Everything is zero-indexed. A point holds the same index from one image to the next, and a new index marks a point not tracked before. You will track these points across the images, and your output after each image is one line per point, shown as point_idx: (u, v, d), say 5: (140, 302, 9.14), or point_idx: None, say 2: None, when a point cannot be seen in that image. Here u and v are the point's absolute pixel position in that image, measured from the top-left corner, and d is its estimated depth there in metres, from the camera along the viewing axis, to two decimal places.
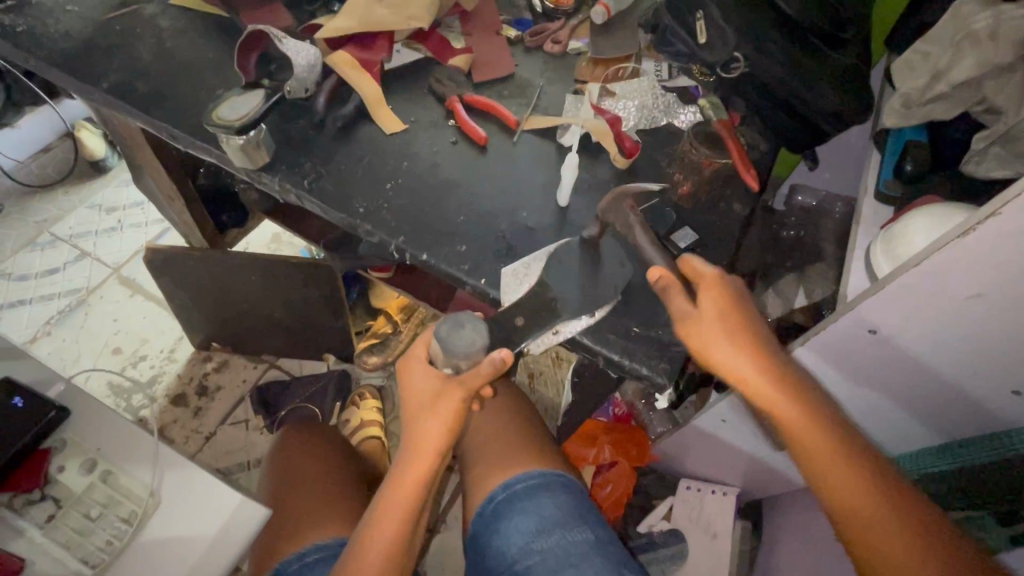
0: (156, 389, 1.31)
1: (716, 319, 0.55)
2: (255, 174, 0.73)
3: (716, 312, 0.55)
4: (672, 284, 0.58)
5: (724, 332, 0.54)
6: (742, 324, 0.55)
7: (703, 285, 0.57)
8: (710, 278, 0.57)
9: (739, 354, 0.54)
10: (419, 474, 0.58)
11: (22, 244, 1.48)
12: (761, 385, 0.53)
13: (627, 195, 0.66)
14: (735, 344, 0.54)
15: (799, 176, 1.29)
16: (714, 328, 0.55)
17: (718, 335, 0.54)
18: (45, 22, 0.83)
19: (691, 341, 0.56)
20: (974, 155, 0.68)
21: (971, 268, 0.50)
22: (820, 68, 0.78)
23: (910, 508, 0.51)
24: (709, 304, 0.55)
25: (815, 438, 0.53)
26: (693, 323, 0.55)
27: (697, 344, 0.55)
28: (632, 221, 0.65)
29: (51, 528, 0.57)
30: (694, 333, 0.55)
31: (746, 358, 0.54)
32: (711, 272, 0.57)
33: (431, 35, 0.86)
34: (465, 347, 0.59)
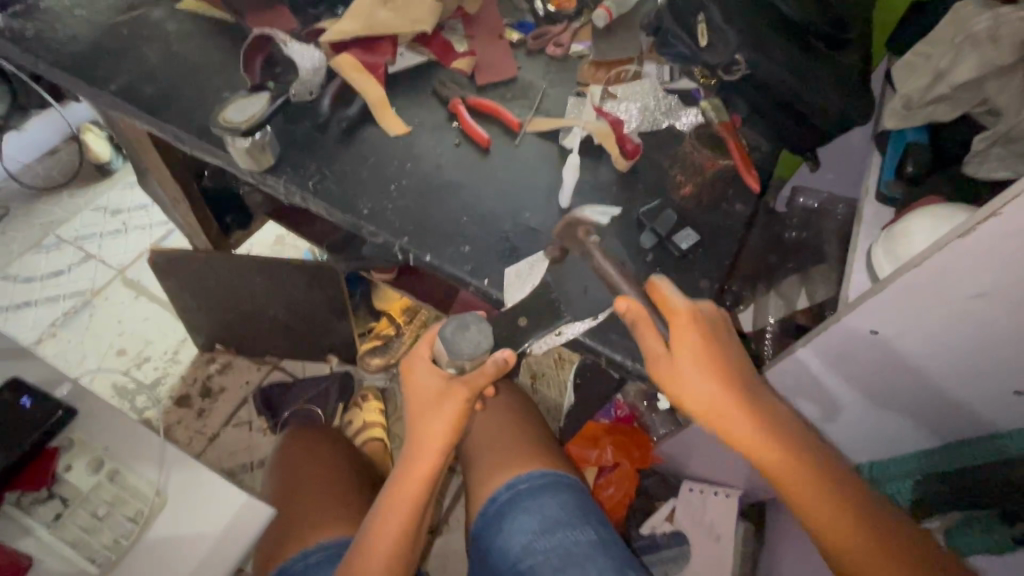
0: (160, 391, 1.32)
1: (688, 358, 0.55)
2: (260, 176, 0.73)
3: (686, 350, 0.55)
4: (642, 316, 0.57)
5: (698, 371, 0.55)
6: (715, 359, 0.55)
7: (672, 323, 0.56)
8: (681, 312, 0.56)
9: (713, 393, 0.54)
10: (423, 472, 0.59)
11: (27, 246, 1.49)
12: (739, 420, 0.54)
13: (581, 224, 0.68)
14: (709, 383, 0.54)
15: (801, 178, 1.30)
16: (686, 368, 0.55)
17: (691, 373, 0.54)
18: (53, 26, 0.84)
19: (665, 382, 0.56)
20: (976, 155, 0.69)
21: (972, 268, 0.51)
22: (822, 70, 0.79)
23: (891, 541, 0.52)
24: (680, 343, 0.55)
25: (797, 473, 0.54)
26: (664, 363, 0.55)
27: (670, 385, 0.56)
28: (589, 241, 0.66)
29: (58, 526, 0.58)
30: (668, 373, 0.55)
31: (723, 396, 0.54)
32: (682, 306, 0.56)
33: (434, 38, 0.86)
34: (470, 348, 0.59)
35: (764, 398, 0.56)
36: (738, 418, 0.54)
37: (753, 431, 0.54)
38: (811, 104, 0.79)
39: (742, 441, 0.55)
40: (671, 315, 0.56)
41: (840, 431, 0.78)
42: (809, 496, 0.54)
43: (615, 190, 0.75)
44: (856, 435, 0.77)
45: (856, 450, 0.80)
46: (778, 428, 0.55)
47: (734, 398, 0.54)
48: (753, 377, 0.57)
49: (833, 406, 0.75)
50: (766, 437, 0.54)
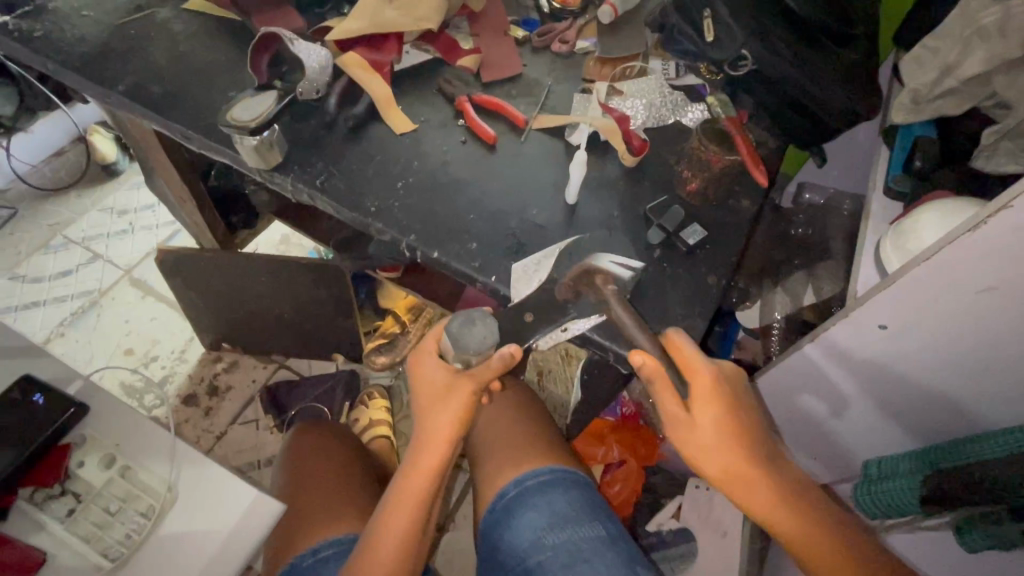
0: (167, 390, 1.33)
1: (709, 419, 0.54)
2: (267, 174, 0.74)
3: (707, 413, 0.54)
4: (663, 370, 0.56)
5: (715, 429, 0.54)
6: (734, 419, 0.54)
7: (695, 382, 0.55)
8: (702, 372, 0.55)
9: (731, 454, 0.54)
10: (431, 464, 0.59)
11: (36, 247, 1.50)
12: (752, 482, 0.54)
13: (598, 272, 0.63)
14: (727, 443, 0.54)
15: (806, 175, 1.30)
16: (705, 430, 0.54)
17: (708, 432, 0.54)
18: (61, 27, 0.85)
19: (681, 443, 0.55)
20: (985, 149, 0.68)
21: (982, 262, 0.51)
22: (829, 65, 0.78)
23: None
24: (701, 404, 0.54)
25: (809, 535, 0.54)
26: (683, 423, 0.55)
27: (687, 444, 0.55)
28: (609, 293, 0.61)
29: (70, 522, 0.58)
30: (684, 434, 0.55)
31: (741, 458, 0.54)
32: (704, 368, 0.55)
33: (440, 36, 0.87)
34: (477, 342, 0.59)
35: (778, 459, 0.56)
36: (753, 478, 0.54)
37: (773, 497, 0.54)
38: (818, 100, 0.78)
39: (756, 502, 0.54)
40: (693, 373, 0.56)
41: (849, 427, 0.78)
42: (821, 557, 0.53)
43: (621, 186, 0.74)
44: (865, 431, 0.77)
45: (864, 445, 0.79)
46: (791, 490, 0.55)
47: (752, 458, 0.54)
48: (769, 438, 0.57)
49: (841, 401, 0.75)
50: (782, 499, 0.54)
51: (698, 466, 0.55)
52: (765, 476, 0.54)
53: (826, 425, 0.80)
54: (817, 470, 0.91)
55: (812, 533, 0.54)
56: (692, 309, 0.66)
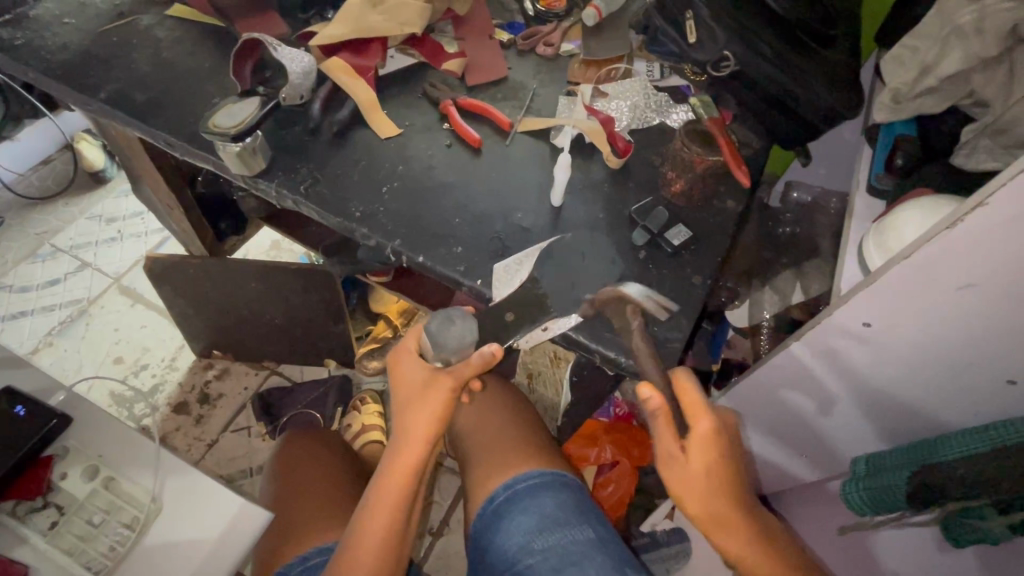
0: (158, 398, 1.32)
1: (701, 465, 0.54)
2: (251, 180, 0.73)
3: (701, 459, 0.54)
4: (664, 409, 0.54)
5: (705, 473, 0.53)
6: (722, 468, 0.54)
7: (694, 427, 0.54)
8: (704, 418, 0.55)
9: (714, 502, 0.53)
10: (410, 463, 0.58)
11: (23, 256, 1.49)
12: (727, 530, 0.54)
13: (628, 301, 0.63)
14: (713, 491, 0.54)
15: (792, 173, 1.30)
16: (697, 474, 0.53)
17: (696, 476, 0.53)
18: (42, 35, 0.84)
19: (670, 479, 0.55)
20: (964, 146, 0.69)
21: (962, 259, 0.51)
22: (811, 65, 0.79)
23: None
24: (698, 448, 0.54)
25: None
26: (675, 462, 0.54)
27: (675, 484, 0.54)
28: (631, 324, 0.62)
29: (54, 535, 0.57)
30: (673, 473, 0.54)
31: (725, 508, 0.54)
32: (705, 415, 0.55)
33: (425, 41, 0.87)
34: (456, 339, 0.60)
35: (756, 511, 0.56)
36: (732, 527, 0.54)
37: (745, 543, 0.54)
38: (801, 100, 0.79)
39: (731, 550, 0.54)
40: (694, 415, 0.55)
41: (835, 424, 0.78)
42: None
43: (607, 188, 0.75)
44: (852, 428, 0.77)
45: (852, 442, 0.80)
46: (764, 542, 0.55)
47: (734, 508, 0.54)
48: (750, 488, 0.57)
49: (829, 400, 0.76)
50: (756, 551, 0.54)
51: (683, 508, 0.55)
52: (742, 526, 0.54)
53: (813, 421, 0.80)
54: (807, 466, 0.91)
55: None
56: (678, 309, 0.66)
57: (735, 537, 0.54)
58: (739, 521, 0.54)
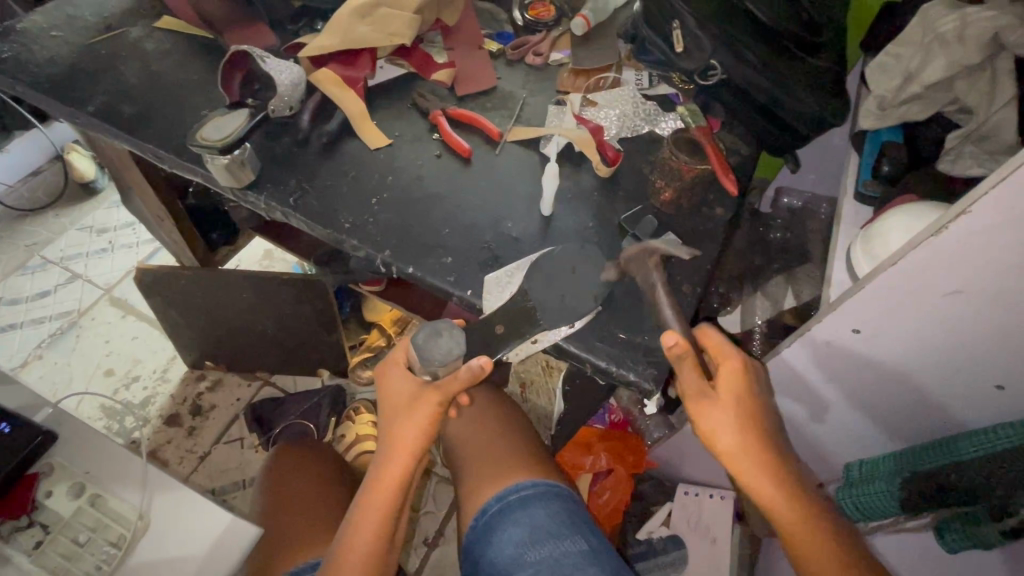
0: (149, 411, 1.30)
1: (731, 396, 0.56)
2: (240, 192, 0.73)
3: (729, 393, 0.56)
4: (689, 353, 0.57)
5: (728, 410, 0.56)
6: (748, 406, 0.56)
7: (722, 363, 0.58)
8: (731, 356, 0.58)
9: (743, 439, 0.55)
10: (396, 477, 0.58)
11: (12, 268, 1.48)
12: (755, 470, 0.54)
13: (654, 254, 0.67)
14: (742, 428, 0.55)
15: (783, 179, 1.31)
16: (724, 409, 0.56)
17: (721, 412, 0.55)
18: (30, 47, 0.84)
19: (698, 414, 0.56)
20: (949, 152, 0.70)
21: (949, 266, 0.51)
22: (797, 72, 0.79)
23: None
24: (724, 383, 0.57)
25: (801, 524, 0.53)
26: (702, 398, 0.56)
27: (701, 420, 0.56)
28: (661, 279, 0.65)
29: (39, 554, 0.57)
30: (700, 407, 0.56)
31: (752, 441, 0.55)
32: (733, 354, 0.58)
33: (414, 51, 0.87)
34: (442, 354, 0.60)
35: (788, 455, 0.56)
36: (759, 465, 0.54)
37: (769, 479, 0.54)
38: (788, 107, 0.80)
39: (760, 492, 0.54)
40: (721, 357, 0.59)
41: (829, 429, 0.78)
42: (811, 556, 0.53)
43: (597, 196, 0.75)
44: (845, 433, 0.77)
45: (844, 447, 0.80)
46: (796, 484, 0.55)
47: (761, 446, 0.55)
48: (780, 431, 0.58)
49: (820, 406, 0.76)
50: (784, 492, 0.54)
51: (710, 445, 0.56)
52: (770, 465, 0.54)
53: (806, 428, 0.80)
54: None
55: (805, 532, 0.53)
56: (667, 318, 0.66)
57: (764, 477, 0.54)
58: (766, 459, 0.55)
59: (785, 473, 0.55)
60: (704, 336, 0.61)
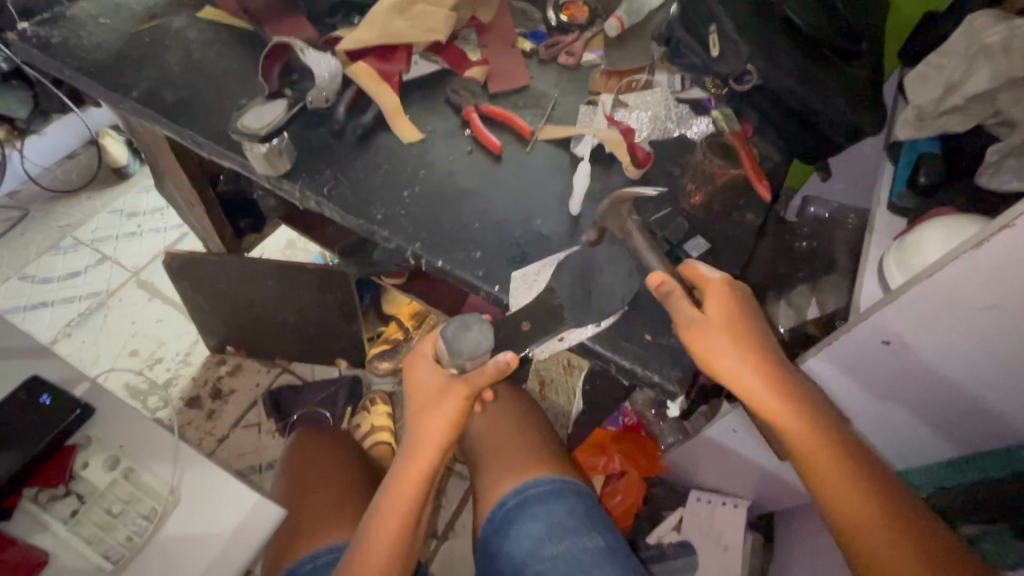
0: (171, 392, 1.33)
1: (723, 320, 0.55)
2: (276, 181, 0.75)
3: (722, 319, 0.55)
4: (677, 287, 0.58)
5: (730, 335, 0.54)
6: (747, 330, 0.55)
7: (708, 289, 0.57)
8: (716, 281, 0.57)
9: (742, 358, 0.54)
10: (424, 465, 0.59)
11: (45, 248, 1.52)
12: (783, 409, 0.54)
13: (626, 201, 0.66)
14: (741, 347, 0.54)
15: (811, 188, 1.30)
16: (722, 333, 0.54)
17: (725, 346, 0.54)
18: (78, 33, 0.87)
19: (693, 342, 0.55)
20: (989, 166, 0.68)
21: (985, 280, 0.51)
22: (833, 81, 0.79)
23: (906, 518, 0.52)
24: (716, 309, 0.55)
25: (804, 436, 0.54)
26: (698, 330, 0.55)
27: (706, 355, 0.55)
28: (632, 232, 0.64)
29: (74, 523, 0.59)
30: (698, 340, 0.55)
31: (751, 364, 0.54)
32: (718, 278, 0.57)
33: (449, 47, 0.88)
34: (470, 348, 0.60)
35: (797, 378, 0.56)
36: (762, 384, 0.54)
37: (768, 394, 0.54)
38: (823, 115, 0.80)
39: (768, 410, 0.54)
40: (708, 285, 0.57)
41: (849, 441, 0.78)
42: (834, 481, 0.53)
43: None
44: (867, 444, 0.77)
45: None
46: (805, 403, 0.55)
47: (759, 363, 0.54)
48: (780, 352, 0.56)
49: (843, 416, 0.75)
50: (787, 407, 0.54)
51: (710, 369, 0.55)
52: (774, 384, 0.54)
53: None
54: None
55: (825, 456, 0.53)
56: None
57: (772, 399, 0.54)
58: (767, 377, 0.54)
59: (795, 396, 0.54)
60: (688, 271, 0.59)
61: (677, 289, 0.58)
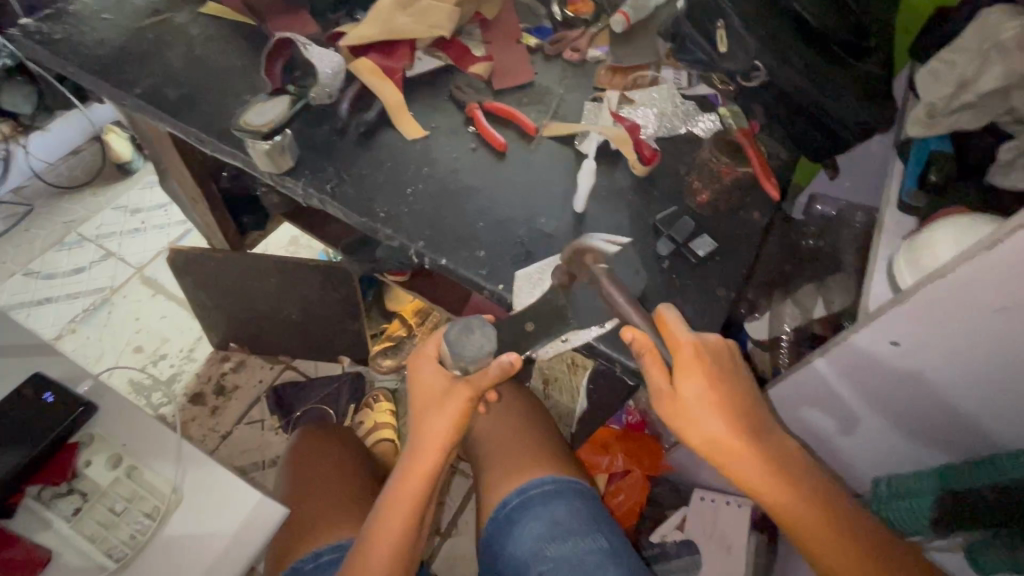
0: (175, 388, 1.34)
1: (694, 391, 0.54)
2: (278, 178, 0.74)
3: (697, 391, 0.54)
4: (649, 348, 0.56)
5: (703, 407, 0.54)
6: (724, 398, 0.54)
7: (678, 356, 0.54)
8: (686, 345, 0.54)
9: (717, 431, 0.54)
10: (425, 467, 0.59)
11: (50, 244, 1.52)
12: (762, 473, 0.55)
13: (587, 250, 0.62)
14: (715, 421, 0.54)
15: (818, 186, 1.28)
16: (694, 406, 0.54)
17: (699, 420, 0.54)
18: (81, 29, 0.86)
19: (666, 413, 0.56)
20: (1004, 165, 0.68)
21: (998, 283, 0.50)
22: (843, 78, 0.78)
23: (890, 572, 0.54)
24: (690, 382, 0.54)
25: (786, 496, 0.55)
26: (673, 403, 0.54)
27: (686, 427, 0.55)
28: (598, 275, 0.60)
29: (76, 521, 0.59)
30: (679, 413, 0.55)
31: (726, 435, 0.54)
32: (688, 341, 0.54)
33: (453, 43, 0.87)
34: (474, 350, 0.59)
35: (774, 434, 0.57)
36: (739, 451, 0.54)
37: (748, 460, 0.55)
38: (832, 113, 0.79)
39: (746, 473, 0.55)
40: (677, 349, 0.55)
41: (857, 443, 0.77)
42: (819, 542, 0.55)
43: (631, 196, 0.74)
44: (872, 447, 0.76)
45: (869, 462, 0.79)
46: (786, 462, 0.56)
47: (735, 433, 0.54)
48: (758, 412, 0.56)
49: (850, 418, 0.74)
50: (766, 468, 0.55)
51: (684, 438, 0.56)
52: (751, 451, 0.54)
53: (831, 439, 0.79)
54: None
55: (809, 517, 0.55)
56: (700, 320, 0.66)
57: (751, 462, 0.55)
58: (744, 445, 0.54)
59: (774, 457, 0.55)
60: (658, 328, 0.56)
61: (649, 349, 0.56)
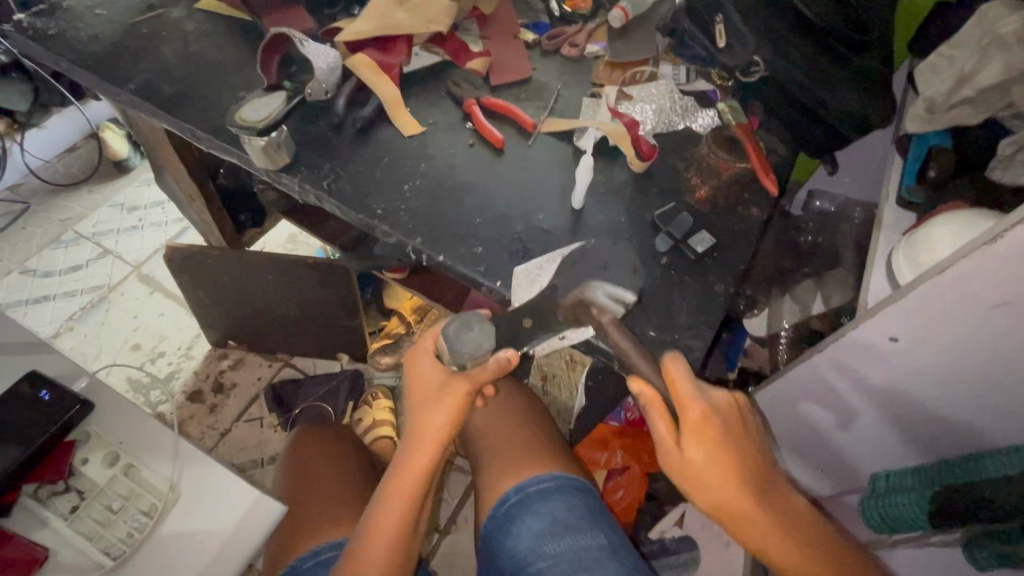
0: (173, 386, 1.33)
1: (702, 451, 0.52)
2: (274, 175, 0.74)
3: (705, 452, 0.52)
4: (656, 404, 0.54)
5: (713, 466, 0.52)
6: (734, 458, 0.52)
7: (686, 416, 0.53)
8: (694, 404, 0.53)
9: (726, 492, 0.52)
10: (423, 463, 0.58)
11: (47, 242, 1.52)
12: (772, 536, 0.53)
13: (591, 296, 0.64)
14: (725, 481, 0.51)
15: (817, 182, 1.28)
16: (704, 467, 0.52)
17: (709, 481, 0.52)
18: (75, 25, 0.85)
19: (674, 472, 0.53)
20: (1002, 160, 0.66)
21: (997, 277, 0.50)
22: (841, 73, 0.78)
23: None
24: (698, 443, 0.52)
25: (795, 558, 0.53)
26: (683, 464, 0.52)
27: (694, 489, 0.53)
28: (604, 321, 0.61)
29: (73, 519, 0.58)
30: (687, 474, 0.53)
31: (737, 497, 0.52)
32: (696, 399, 0.53)
33: (450, 39, 0.87)
34: (472, 347, 0.59)
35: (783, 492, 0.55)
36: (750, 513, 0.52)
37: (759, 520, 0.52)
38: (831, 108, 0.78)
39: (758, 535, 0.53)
40: (685, 406, 0.53)
41: (855, 439, 0.77)
42: None
43: (629, 191, 0.74)
44: (871, 445, 0.76)
45: (868, 458, 0.79)
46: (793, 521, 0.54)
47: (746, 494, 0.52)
48: (765, 470, 0.54)
49: (849, 414, 0.74)
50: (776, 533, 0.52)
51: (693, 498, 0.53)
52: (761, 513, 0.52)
53: (830, 437, 0.80)
54: (823, 479, 0.89)
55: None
56: (698, 316, 0.66)
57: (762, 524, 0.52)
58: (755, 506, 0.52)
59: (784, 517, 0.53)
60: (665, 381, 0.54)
61: (656, 405, 0.54)
